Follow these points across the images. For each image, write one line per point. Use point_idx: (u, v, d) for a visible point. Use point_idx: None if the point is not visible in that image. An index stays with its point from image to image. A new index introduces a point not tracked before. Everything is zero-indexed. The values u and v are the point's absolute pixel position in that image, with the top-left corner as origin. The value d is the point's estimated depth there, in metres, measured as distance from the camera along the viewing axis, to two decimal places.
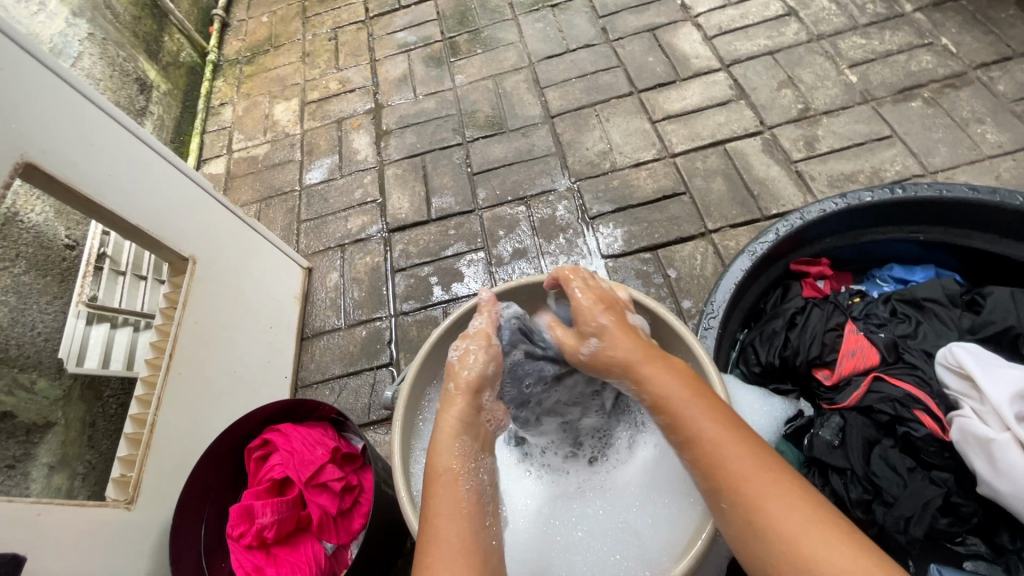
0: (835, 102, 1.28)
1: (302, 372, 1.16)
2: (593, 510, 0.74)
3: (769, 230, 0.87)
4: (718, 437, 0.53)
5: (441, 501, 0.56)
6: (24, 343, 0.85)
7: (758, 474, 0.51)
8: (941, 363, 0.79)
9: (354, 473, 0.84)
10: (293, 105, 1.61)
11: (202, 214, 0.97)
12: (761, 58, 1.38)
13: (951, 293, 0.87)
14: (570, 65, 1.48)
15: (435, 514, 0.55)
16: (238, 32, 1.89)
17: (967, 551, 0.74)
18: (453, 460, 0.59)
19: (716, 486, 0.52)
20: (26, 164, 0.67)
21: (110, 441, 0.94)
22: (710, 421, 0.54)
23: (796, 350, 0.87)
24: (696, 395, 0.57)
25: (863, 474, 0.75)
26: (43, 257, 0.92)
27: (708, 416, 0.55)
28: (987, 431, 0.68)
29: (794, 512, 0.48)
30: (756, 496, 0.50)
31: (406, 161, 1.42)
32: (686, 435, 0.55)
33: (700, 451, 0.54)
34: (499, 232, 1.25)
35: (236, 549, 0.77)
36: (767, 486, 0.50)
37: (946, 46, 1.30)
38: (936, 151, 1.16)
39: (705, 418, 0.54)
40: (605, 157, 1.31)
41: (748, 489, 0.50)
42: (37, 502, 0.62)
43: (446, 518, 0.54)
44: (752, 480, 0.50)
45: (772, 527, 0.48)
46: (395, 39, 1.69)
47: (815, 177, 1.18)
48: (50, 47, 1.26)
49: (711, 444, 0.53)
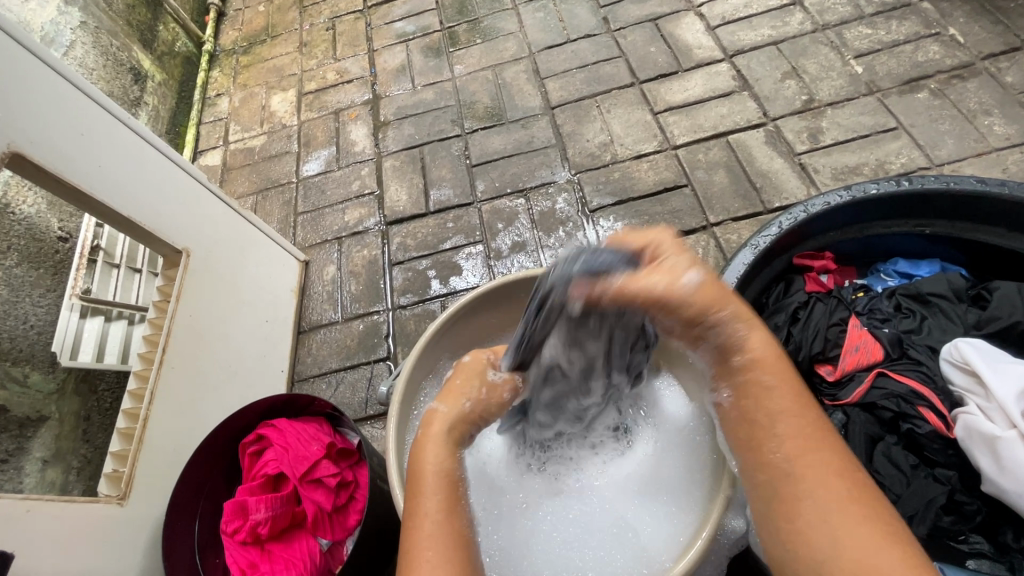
0: (840, 94, 1.26)
1: (299, 366, 1.15)
2: (592, 508, 0.72)
3: (772, 223, 0.85)
4: (788, 432, 0.50)
5: (428, 500, 0.54)
6: (16, 336, 0.83)
7: (825, 476, 0.48)
8: (946, 359, 0.77)
9: (349, 468, 0.82)
10: (290, 95, 1.60)
11: (196, 206, 0.96)
12: (765, 48, 1.36)
13: (957, 288, 0.85)
14: (571, 55, 1.46)
15: (421, 511, 0.54)
16: (235, 22, 1.87)
17: (970, 550, 0.72)
18: (438, 458, 0.56)
19: (772, 484, 0.50)
20: (14, 155, 0.65)
21: (105, 434, 0.93)
22: (789, 410, 0.51)
23: (799, 345, 0.86)
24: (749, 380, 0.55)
25: (865, 471, 0.75)
26: (35, 249, 0.91)
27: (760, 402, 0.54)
28: (992, 429, 0.66)
29: (858, 521, 0.46)
30: (795, 485, 0.49)
31: (404, 153, 1.40)
32: (755, 423, 0.52)
33: (767, 445, 0.51)
34: (498, 225, 1.24)
35: (230, 545, 0.76)
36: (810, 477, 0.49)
37: (953, 37, 1.28)
38: (942, 144, 1.14)
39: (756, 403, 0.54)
40: (605, 149, 1.29)
41: (811, 490, 0.48)
42: (27, 498, 0.61)
43: (433, 517, 0.53)
44: (814, 479, 0.48)
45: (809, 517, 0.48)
46: (394, 29, 1.67)
47: (819, 170, 1.17)
48: (41, 35, 1.24)
49: (783, 439, 0.50)
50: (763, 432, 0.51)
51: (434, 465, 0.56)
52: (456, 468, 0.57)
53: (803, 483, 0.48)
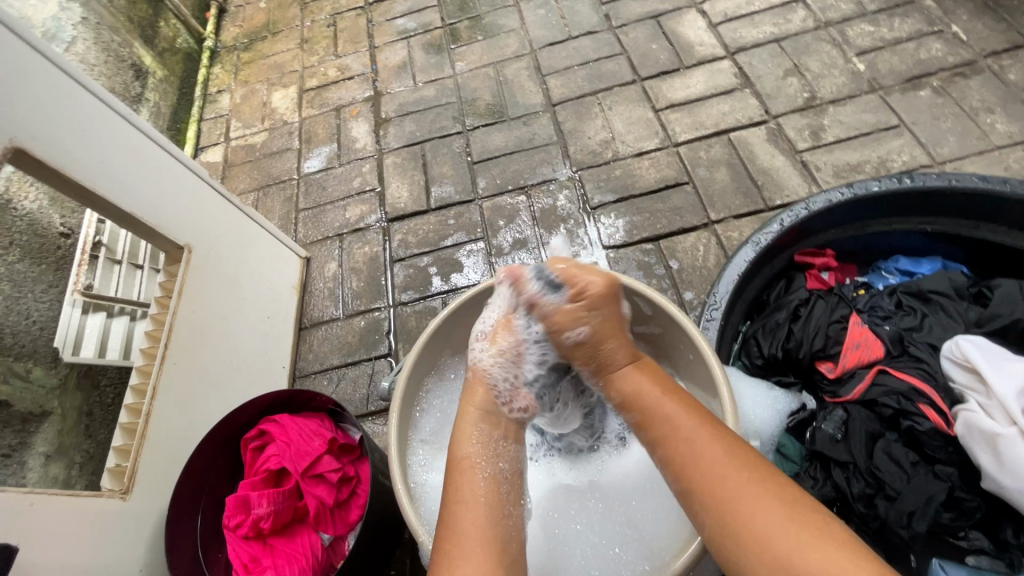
0: (842, 91, 1.26)
1: (300, 362, 1.16)
2: (592, 504, 0.72)
3: (773, 220, 0.85)
4: (694, 434, 0.56)
5: (460, 489, 0.58)
6: (19, 332, 0.84)
7: (734, 471, 0.52)
8: (947, 356, 0.77)
9: (351, 464, 0.82)
10: (291, 92, 1.59)
11: (198, 202, 0.96)
12: (767, 45, 1.36)
13: (958, 285, 0.86)
14: (572, 52, 1.46)
15: (455, 500, 0.57)
16: (236, 18, 1.87)
17: (970, 546, 0.71)
18: (470, 448, 0.62)
19: (690, 485, 0.54)
20: (15, 150, 0.65)
21: (107, 430, 0.94)
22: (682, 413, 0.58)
23: (800, 342, 0.86)
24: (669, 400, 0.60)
25: (865, 468, 0.74)
26: (37, 244, 0.91)
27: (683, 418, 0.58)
28: (992, 426, 0.67)
29: (769, 507, 0.49)
30: (721, 489, 0.51)
31: (405, 150, 1.40)
32: (664, 433, 0.58)
33: (677, 448, 0.56)
34: (499, 222, 1.24)
35: (232, 540, 0.76)
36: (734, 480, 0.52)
37: (956, 34, 1.28)
38: (944, 142, 1.14)
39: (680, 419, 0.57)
40: (607, 146, 1.29)
41: (726, 485, 0.51)
42: (31, 492, 0.61)
43: (463, 506, 0.57)
44: (724, 474, 0.52)
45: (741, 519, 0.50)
46: (395, 26, 1.66)
47: (821, 167, 1.17)
48: (42, 31, 1.24)
49: (688, 443, 0.55)
50: (673, 438, 0.57)
51: (466, 453, 0.61)
52: (487, 462, 0.61)
53: (717, 482, 0.52)
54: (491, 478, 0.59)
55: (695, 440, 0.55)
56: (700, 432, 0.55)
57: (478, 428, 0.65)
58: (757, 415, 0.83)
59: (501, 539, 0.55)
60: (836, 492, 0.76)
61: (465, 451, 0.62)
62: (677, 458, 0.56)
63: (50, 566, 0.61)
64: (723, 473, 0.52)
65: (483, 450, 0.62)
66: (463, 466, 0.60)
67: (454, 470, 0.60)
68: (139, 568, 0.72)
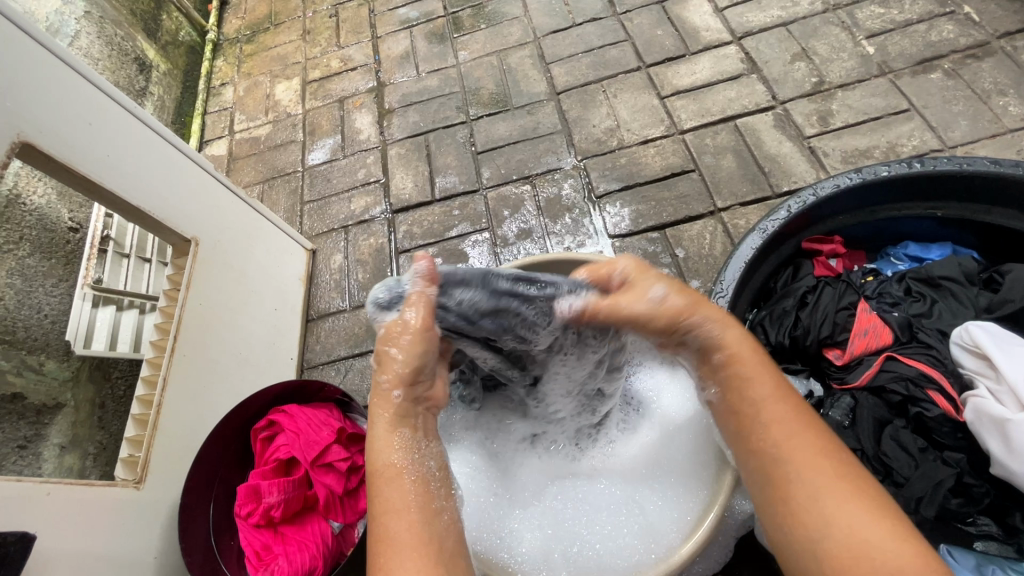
0: (850, 75, 1.24)
1: (308, 354, 1.16)
2: (600, 488, 0.73)
3: (780, 207, 0.84)
4: (781, 413, 0.54)
5: (384, 499, 0.55)
6: (31, 325, 0.85)
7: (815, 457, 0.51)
8: (957, 342, 0.77)
9: (360, 453, 0.83)
10: (294, 84, 1.59)
11: (205, 196, 0.96)
12: (774, 29, 1.34)
13: (968, 271, 0.85)
14: (576, 39, 1.45)
15: (384, 512, 0.55)
16: (238, 10, 1.86)
17: (978, 532, 0.72)
18: (394, 455, 0.57)
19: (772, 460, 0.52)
20: (23, 144, 0.66)
21: (121, 421, 0.95)
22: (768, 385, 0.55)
23: (807, 329, 0.86)
24: (764, 364, 0.57)
25: (873, 455, 0.75)
26: (47, 239, 0.92)
27: (775, 391, 0.55)
28: (1002, 411, 0.66)
29: (850, 501, 0.48)
30: (811, 481, 0.50)
31: (409, 141, 1.40)
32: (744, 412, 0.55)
33: (764, 423, 0.54)
34: (504, 212, 1.24)
35: (245, 528, 0.77)
36: (827, 474, 0.50)
37: (968, 15, 1.26)
38: (955, 125, 1.13)
39: (772, 393, 0.55)
40: (612, 135, 1.28)
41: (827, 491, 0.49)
42: (47, 481, 0.62)
43: (393, 514, 0.54)
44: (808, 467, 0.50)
45: (828, 515, 0.48)
46: (397, 15, 1.65)
47: (829, 153, 1.15)
48: (46, 26, 1.24)
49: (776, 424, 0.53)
50: (763, 417, 0.54)
51: (387, 460, 0.57)
52: (412, 463, 0.57)
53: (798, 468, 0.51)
54: (418, 480, 0.56)
55: (776, 423, 0.53)
56: (780, 419, 0.53)
57: None
58: None
59: (436, 537, 0.53)
60: None
61: (387, 458, 0.57)
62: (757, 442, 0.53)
63: (68, 551, 0.62)
64: (809, 458, 0.51)
65: (409, 454, 0.57)
66: (387, 474, 0.56)
67: (377, 479, 0.56)
68: (153, 556, 0.74)
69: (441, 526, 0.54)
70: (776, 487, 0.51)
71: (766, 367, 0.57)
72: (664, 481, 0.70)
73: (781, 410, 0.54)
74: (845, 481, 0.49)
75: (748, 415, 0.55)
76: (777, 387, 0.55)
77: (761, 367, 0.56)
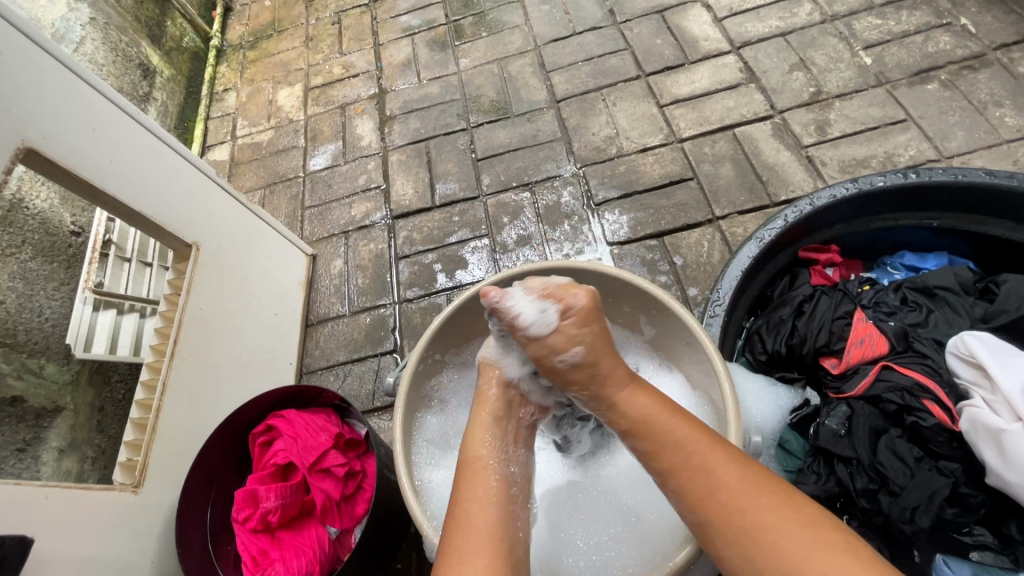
0: (848, 85, 1.25)
1: (307, 359, 1.17)
2: (596, 496, 0.73)
3: (777, 216, 0.85)
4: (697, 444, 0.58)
5: (471, 491, 0.60)
6: (32, 329, 0.86)
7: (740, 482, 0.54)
8: (952, 352, 0.77)
9: (358, 459, 0.84)
10: (296, 90, 1.60)
11: (207, 201, 0.97)
12: (772, 39, 1.35)
13: (964, 281, 0.85)
14: (577, 48, 1.46)
15: (467, 501, 0.60)
16: (242, 16, 1.88)
17: (974, 541, 0.72)
18: (482, 450, 0.64)
19: (692, 487, 0.56)
20: (27, 150, 0.66)
21: (119, 425, 0.95)
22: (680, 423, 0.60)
23: (804, 338, 0.86)
24: (671, 406, 0.62)
25: (869, 464, 0.74)
26: (49, 243, 0.93)
27: (684, 423, 0.60)
28: (997, 423, 0.66)
29: (779, 514, 0.52)
30: (738, 500, 0.53)
31: (410, 147, 1.41)
32: (668, 447, 0.59)
33: (676, 455, 0.58)
34: (503, 219, 1.24)
35: (241, 533, 0.77)
36: (748, 493, 0.53)
37: (965, 27, 1.27)
38: (952, 136, 1.13)
39: (681, 423, 0.60)
40: (611, 142, 1.29)
41: (757, 516, 0.52)
42: (46, 485, 0.62)
43: (474, 506, 0.59)
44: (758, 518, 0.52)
45: (756, 531, 0.51)
46: (399, 23, 1.67)
47: (826, 162, 1.16)
48: (51, 31, 1.26)
49: (687, 451, 0.58)
50: (678, 446, 0.58)
51: (476, 455, 0.64)
52: (498, 463, 0.64)
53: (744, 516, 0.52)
54: (501, 481, 0.62)
55: (705, 453, 0.57)
56: (710, 449, 0.57)
57: (489, 432, 0.67)
58: (760, 410, 0.84)
59: (508, 539, 0.57)
60: (839, 487, 0.76)
61: (475, 453, 0.64)
62: (687, 470, 0.57)
63: (65, 555, 0.62)
64: (730, 479, 0.54)
65: (495, 455, 0.64)
66: (476, 467, 0.63)
67: (465, 470, 0.63)
68: (151, 559, 0.74)
69: (512, 531, 0.59)
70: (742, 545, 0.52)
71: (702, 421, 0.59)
72: (662, 488, 0.71)
73: (704, 441, 0.57)
74: (767, 492, 0.53)
75: (680, 452, 0.58)
76: (694, 421, 0.60)
77: (669, 412, 0.61)
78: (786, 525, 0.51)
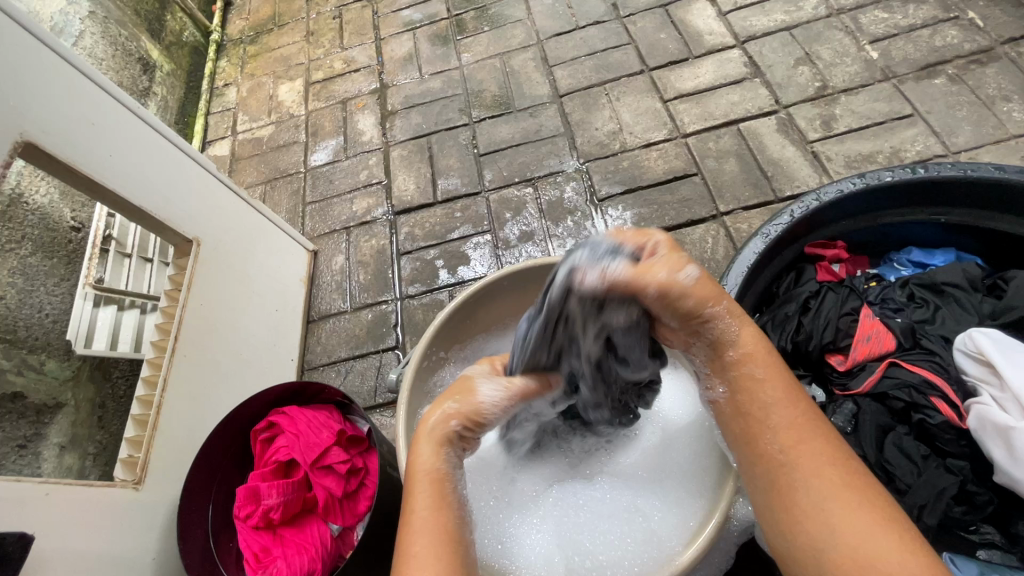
0: (854, 80, 1.24)
1: (309, 355, 1.16)
2: (600, 495, 0.72)
3: (783, 212, 0.84)
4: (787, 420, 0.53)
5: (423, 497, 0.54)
6: (32, 325, 0.85)
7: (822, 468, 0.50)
8: (959, 348, 0.76)
9: (358, 456, 0.83)
10: (297, 85, 1.59)
11: (207, 196, 0.96)
12: (777, 34, 1.34)
13: (973, 277, 0.84)
14: (580, 42, 1.45)
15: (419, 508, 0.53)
16: (242, 11, 1.86)
17: (981, 540, 0.73)
18: (440, 462, 0.57)
19: (771, 463, 0.52)
20: (26, 143, 0.66)
21: (120, 422, 0.94)
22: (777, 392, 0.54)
23: (809, 335, 0.85)
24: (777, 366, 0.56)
25: (875, 461, 0.75)
26: (49, 238, 0.92)
27: (783, 395, 0.54)
28: (1006, 420, 0.65)
29: (861, 511, 0.47)
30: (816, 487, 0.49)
31: (412, 142, 1.40)
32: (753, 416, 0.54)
33: (764, 423, 0.54)
34: (506, 214, 1.23)
35: (242, 531, 0.77)
36: (830, 484, 0.49)
37: (972, 20, 1.25)
38: (959, 131, 1.12)
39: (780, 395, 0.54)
40: (614, 138, 1.28)
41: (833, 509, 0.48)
42: (45, 482, 0.62)
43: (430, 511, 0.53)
44: (810, 468, 0.50)
45: (828, 523, 0.48)
46: (400, 17, 1.66)
47: (832, 158, 1.15)
48: (50, 25, 1.25)
49: (777, 425, 0.53)
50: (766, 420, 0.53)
51: (432, 469, 0.56)
52: (452, 471, 0.57)
53: (802, 472, 0.50)
54: (459, 488, 0.56)
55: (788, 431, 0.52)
56: (791, 425, 0.52)
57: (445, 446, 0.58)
58: None
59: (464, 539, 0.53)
60: None
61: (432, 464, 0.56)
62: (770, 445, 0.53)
63: (65, 552, 0.62)
64: (813, 466, 0.50)
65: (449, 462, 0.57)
66: (431, 478, 0.55)
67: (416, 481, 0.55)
68: (152, 557, 0.73)
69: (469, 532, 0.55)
70: (781, 492, 0.51)
71: (778, 367, 0.56)
72: (666, 488, 0.70)
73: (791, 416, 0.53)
74: (851, 488, 0.49)
75: (763, 429, 0.53)
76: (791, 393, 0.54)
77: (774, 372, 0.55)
78: (864, 524, 0.47)
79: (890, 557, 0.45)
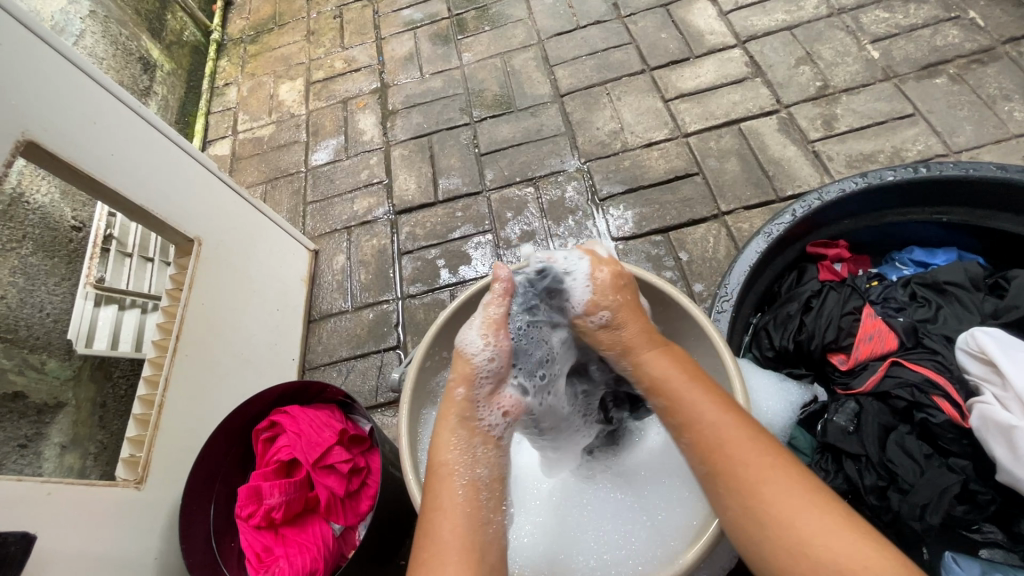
0: (855, 80, 1.24)
1: (310, 355, 1.16)
2: (605, 494, 0.72)
3: (785, 211, 0.84)
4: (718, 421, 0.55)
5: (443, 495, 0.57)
6: (33, 324, 0.85)
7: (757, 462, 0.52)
8: (963, 348, 0.76)
9: (361, 455, 0.83)
10: (298, 85, 1.59)
11: (208, 196, 0.96)
12: (778, 33, 1.34)
13: (974, 276, 0.84)
14: (581, 42, 1.45)
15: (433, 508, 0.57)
16: (242, 10, 1.86)
17: (983, 539, 0.74)
18: (450, 453, 0.60)
19: (714, 466, 0.54)
20: (27, 142, 0.65)
21: (121, 421, 0.94)
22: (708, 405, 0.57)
23: (811, 334, 0.85)
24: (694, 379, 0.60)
25: (878, 461, 0.74)
26: (49, 238, 0.92)
27: (708, 401, 0.57)
28: (1008, 418, 0.65)
29: (800, 500, 0.49)
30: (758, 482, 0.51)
31: (413, 142, 1.40)
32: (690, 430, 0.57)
33: (698, 433, 0.56)
34: (507, 214, 1.23)
35: (245, 530, 0.77)
36: (772, 478, 0.51)
37: (973, 20, 1.26)
38: (960, 130, 1.12)
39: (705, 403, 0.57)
40: (616, 137, 1.28)
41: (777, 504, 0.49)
42: (48, 482, 0.62)
43: (443, 514, 0.56)
44: (752, 467, 0.52)
45: (773, 516, 0.49)
46: (401, 17, 1.65)
47: (833, 157, 1.15)
48: (51, 24, 1.25)
49: (709, 431, 0.55)
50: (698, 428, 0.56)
51: (443, 459, 0.60)
52: (466, 467, 0.60)
53: (744, 471, 0.52)
54: (470, 485, 0.59)
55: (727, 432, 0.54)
56: (731, 427, 0.54)
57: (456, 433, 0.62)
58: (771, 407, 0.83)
59: (480, 546, 0.55)
60: (848, 484, 0.75)
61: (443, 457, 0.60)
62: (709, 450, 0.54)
63: (67, 553, 0.61)
64: (750, 462, 0.52)
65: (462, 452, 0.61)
66: (442, 473, 0.59)
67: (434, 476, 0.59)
68: (153, 557, 0.73)
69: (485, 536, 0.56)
70: (735, 497, 0.52)
71: (702, 379, 0.60)
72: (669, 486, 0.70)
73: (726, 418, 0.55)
74: (789, 477, 0.51)
75: (705, 440, 0.55)
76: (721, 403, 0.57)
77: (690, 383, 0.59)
78: (805, 510, 0.49)
79: (832, 545, 0.46)
